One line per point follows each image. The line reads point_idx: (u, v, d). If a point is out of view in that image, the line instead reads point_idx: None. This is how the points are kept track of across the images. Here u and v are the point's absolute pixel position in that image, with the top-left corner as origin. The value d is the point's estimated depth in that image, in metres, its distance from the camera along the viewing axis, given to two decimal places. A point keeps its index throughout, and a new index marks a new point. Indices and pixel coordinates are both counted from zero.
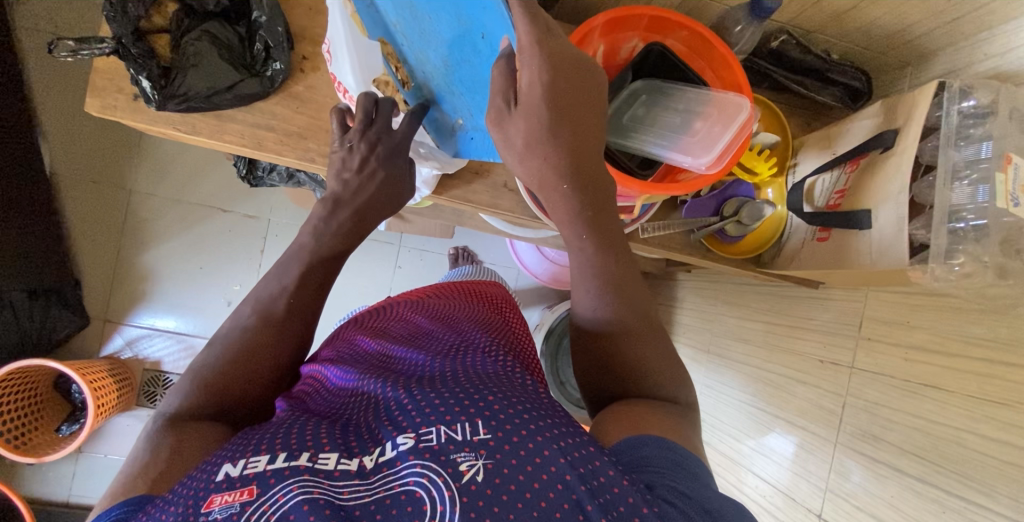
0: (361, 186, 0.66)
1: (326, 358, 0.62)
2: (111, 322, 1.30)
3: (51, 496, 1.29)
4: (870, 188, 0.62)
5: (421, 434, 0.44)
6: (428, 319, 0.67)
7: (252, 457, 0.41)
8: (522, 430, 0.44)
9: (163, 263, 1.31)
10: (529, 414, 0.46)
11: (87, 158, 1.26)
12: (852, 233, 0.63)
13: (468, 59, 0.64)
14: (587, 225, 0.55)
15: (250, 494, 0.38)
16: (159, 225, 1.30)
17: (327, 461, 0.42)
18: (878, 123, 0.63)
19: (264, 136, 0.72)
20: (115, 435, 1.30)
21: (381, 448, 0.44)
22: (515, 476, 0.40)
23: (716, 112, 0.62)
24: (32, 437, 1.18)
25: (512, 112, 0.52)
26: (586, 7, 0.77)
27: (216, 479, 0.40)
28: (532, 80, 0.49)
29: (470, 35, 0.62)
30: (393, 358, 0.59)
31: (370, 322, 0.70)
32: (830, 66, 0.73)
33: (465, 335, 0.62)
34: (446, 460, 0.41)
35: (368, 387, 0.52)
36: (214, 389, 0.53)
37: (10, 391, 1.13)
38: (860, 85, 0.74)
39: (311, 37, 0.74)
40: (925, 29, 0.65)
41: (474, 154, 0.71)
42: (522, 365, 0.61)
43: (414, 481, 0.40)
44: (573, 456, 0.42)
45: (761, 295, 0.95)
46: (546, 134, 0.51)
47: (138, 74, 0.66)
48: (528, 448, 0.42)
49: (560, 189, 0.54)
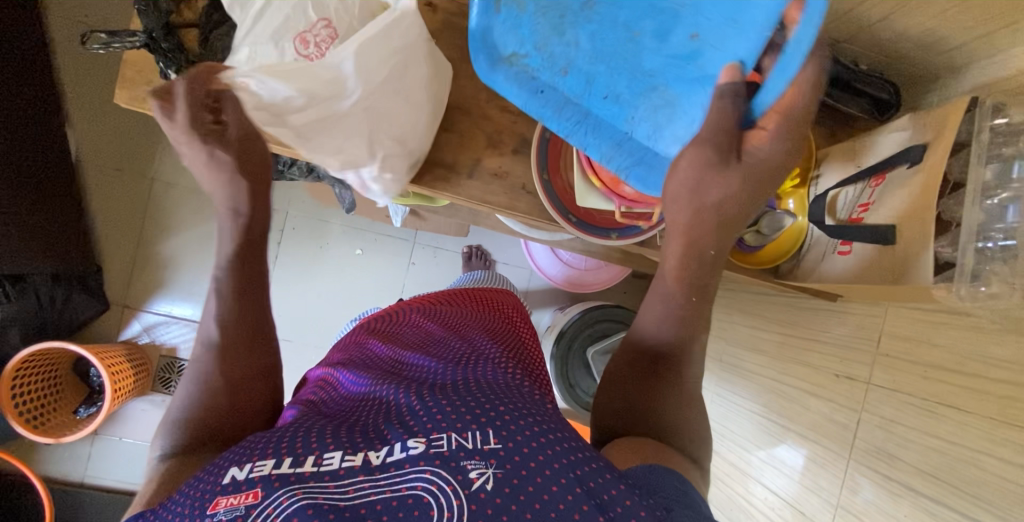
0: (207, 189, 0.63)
1: (339, 361, 0.63)
2: (130, 308, 1.32)
3: (67, 476, 1.32)
4: (896, 203, 0.61)
5: (432, 440, 0.44)
6: (439, 326, 0.67)
7: (259, 460, 0.42)
8: (532, 442, 0.44)
9: (182, 251, 1.33)
10: (538, 427, 0.46)
11: (111, 148, 1.29)
12: (878, 248, 0.62)
13: (643, 32, 0.57)
14: (695, 287, 0.60)
15: (255, 497, 0.39)
16: (179, 213, 1.32)
17: (332, 461, 0.42)
18: (908, 136, 0.62)
19: None
20: (130, 419, 1.32)
21: (389, 448, 0.44)
22: (525, 487, 0.41)
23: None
24: (50, 417, 1.20)
25: (727, 166, 0.56)
26: None
27: (223, 482, 0.41)
28: (770, 152, 0.56)
29: (671, 17, 0.54)
30: (404, 361, 0.60)
31: (381, 327, 0.70)
32: (858, 76, 0.73)
33: (474, 343, 0.62)
34: (456, 467, 0.42)
35: (378, 392, 0.53)
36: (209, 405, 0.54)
37: (25, 373, 1.14)
38: (888, 96, 0.73)
39: None
40: (958, 41, 0.63)
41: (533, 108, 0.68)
42: (530, 376, 0.61)
43: (422, 487, 0.40)
44: (583, 471, 0.42)
45: (778, 306, 0.94)
46: (734, 198, 0.58)
47: (167, 67, 0.67)
48: (538, 460, 0.43)
49: (705, 254, 0.60)
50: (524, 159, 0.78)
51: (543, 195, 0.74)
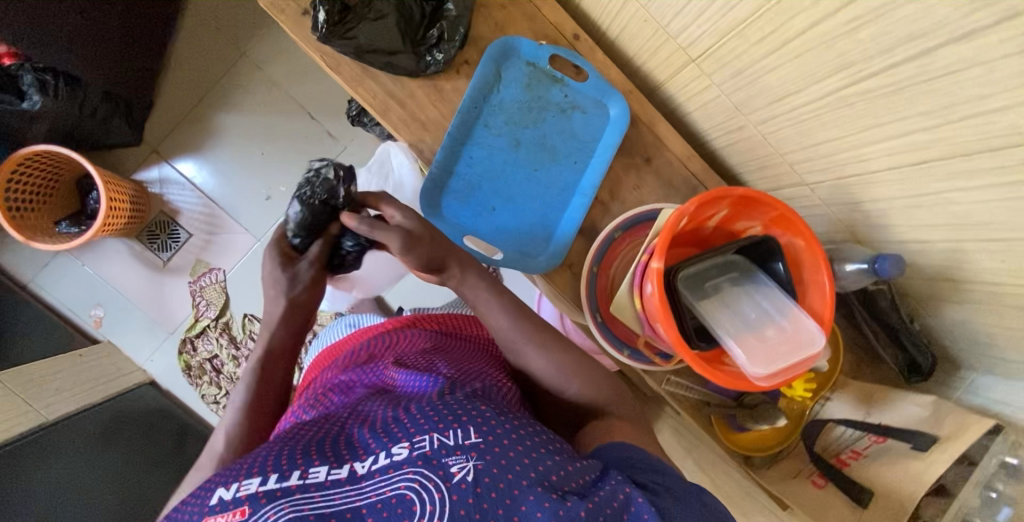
0: (300, 279, 0.67)
1: (335, 382, 0.65)
2: (156, 155, 1.32)
3: (15, 272, 1.31)
4: (880, 472, 0.67)
5: (415, 443, 0.46)
6: (431, 345, 0.70)
7: (245, 480, 0.44)
8: (507, 438, 0.47)
9: (232, 130, 1.32)
10: (512, 425, 0.49)
11: (219, 12, 1.30)
12: (851, 504, 0.68)
13: (504, 171, 0.76)
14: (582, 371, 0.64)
15: (240, 515, 0.41)
16: (246, 95, 1.31)
17: (316, 474, 0.44)
18: (923, 416, 0.66)
19: (391, 108, 0.74)
20: (102, 252, 1.32)
21: (374, 457, 0.46)
22: (504, 474, 0.44)
23: (767, 348, 0.62)
24: (31, 218, 1.18)
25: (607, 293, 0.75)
26: (742, 152, 0.76)
27: (211, 503, 0.43)
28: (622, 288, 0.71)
29: (512, 177, 0.76)
30: (395, 374, 0.62)
31: (375, 347, 0.73)
32: (905, 331, 0.73)
33: (467, 365, 0.65)
34: (438, 464, 0.44)
35: (366, 404, 0.56)
36: (248, 423, 0.61)
37: (33, 168, 1.14)
38: (923, 362, 0.73)
39: (481, 47, 0.76)
40: (1012, 361, 0.64)
41: (446, 140, 0.74)
42: (513, 394, 0.64)
43: (405, 486, 0.43)
44: (555, 459, 0.47)
45: (726, 479, 0.95)
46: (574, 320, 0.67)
47: (320, 4, 0.67)
48: (516, 449, 0.46)
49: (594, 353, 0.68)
50: (584, 242, 0.78)
51: (584, 286, 0.75)
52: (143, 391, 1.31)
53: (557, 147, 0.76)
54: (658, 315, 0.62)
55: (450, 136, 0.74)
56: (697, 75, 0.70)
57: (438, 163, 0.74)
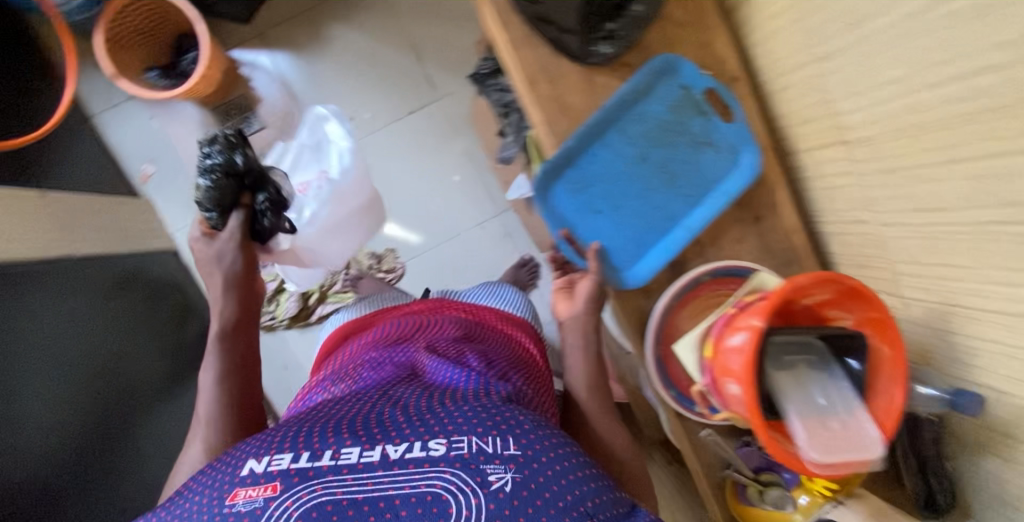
0: (216, 256, 0.83)
1: (371, 357, 0.74)
2: (259, 39, 1.31)
3: (83, 100, 1.29)
4: None
5: (453, 443, 0.53)
6: (461, 334, 0.78)
7: (277, 455, 0.53)
8: (543, 452, 0.54)
9: (340, 43, 1.32)
10: (543, 433, 0.57)
11: None
12: None
13: (619, 179, 0.77)
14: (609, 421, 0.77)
15: (274, 490, 0.50)
16: (366, 15, 1.31)
17: (350, 455, 0.52)
18: None
19: (539, 81, 0.74)
20: (173, 113, 1.31)
21: (407, 444, 0.53)
22: (541, 490, 0.52)
23: (827, 439, 0.63)
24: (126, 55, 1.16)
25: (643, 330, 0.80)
26: (848, 243, 0.77)
27: (243, 473, 0.52)
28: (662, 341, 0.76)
29: (626, 186, 0.77)
30: (428, 361, 0.71)
31: (412, 327, 0.81)
32: (934, 468, 0.74)
33: (496, 360, 0.74)
34: (476, 470, 0.52)
35: (399, 390, 0.64)
36: (230, 405, 0.76)
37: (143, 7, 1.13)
38: (942, 501, 0.74)
39: (644, 55, 0.76)
40: None
41: (579, 130, 0.74)
42: (538, 397, 0.73)
43: (440, 486, 0.50)
44: (587, 476, 0.55)
45: None
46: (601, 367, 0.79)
47: None
48: (549, 466, 0.54)
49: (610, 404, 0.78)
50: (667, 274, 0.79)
51: (657, 314, 0.76)
52: (164, 258, 1.30)
53: (677, 175, 0.76)
54: (729, 369, 0.63)
55: (584, 127, 0.74)
56: (842, 157, 0.71)
57: (562, 148, 0.74)
